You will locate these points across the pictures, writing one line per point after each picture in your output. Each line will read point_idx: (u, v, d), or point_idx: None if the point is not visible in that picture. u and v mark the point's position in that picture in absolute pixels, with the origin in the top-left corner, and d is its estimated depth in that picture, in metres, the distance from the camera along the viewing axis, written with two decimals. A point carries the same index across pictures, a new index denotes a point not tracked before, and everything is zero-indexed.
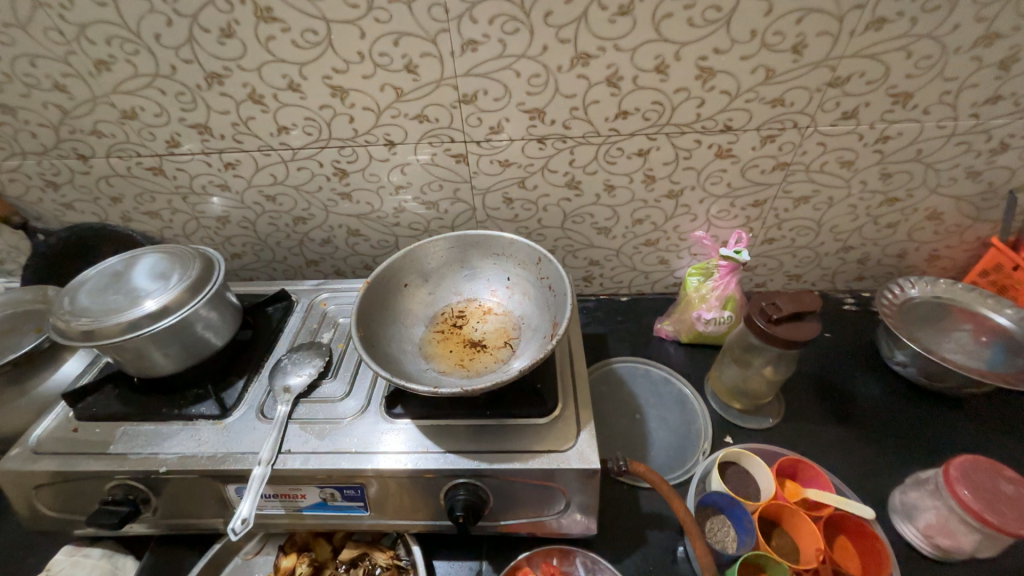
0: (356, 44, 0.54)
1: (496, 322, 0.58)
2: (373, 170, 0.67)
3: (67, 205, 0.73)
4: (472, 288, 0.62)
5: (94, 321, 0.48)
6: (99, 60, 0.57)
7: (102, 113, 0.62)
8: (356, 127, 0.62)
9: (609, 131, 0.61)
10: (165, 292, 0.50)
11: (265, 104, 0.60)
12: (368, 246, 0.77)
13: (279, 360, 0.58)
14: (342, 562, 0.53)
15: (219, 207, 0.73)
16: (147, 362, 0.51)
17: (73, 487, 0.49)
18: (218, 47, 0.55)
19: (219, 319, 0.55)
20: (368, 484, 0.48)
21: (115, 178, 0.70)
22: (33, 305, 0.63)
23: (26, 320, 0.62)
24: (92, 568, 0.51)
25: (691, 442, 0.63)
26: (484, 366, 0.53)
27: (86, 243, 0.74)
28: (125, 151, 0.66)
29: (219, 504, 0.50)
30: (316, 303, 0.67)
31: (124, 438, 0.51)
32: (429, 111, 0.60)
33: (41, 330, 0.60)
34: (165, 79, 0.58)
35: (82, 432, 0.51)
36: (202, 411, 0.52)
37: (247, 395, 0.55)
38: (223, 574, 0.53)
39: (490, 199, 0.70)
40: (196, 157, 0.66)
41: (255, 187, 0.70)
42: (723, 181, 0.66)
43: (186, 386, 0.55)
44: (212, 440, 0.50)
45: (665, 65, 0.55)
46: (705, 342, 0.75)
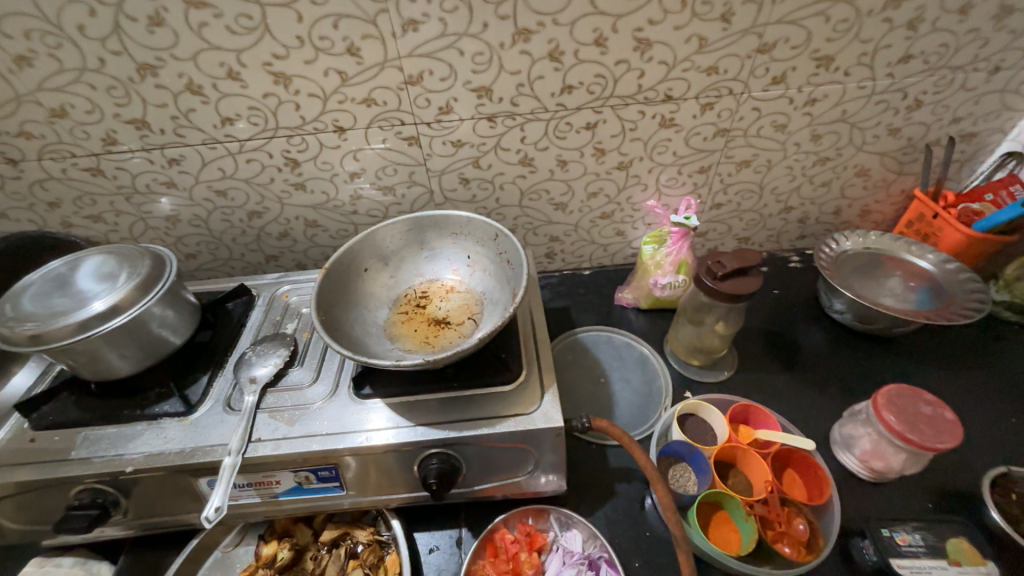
0: (294, 29, 0.54)
1: (457, 300, 0.60)
2: (325, 158, 0.66)
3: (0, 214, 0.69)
4: (433, 269, 0.63)
5: (39, 325, 0.46)
6: (17, 55, 0.54)
7: (27, 113, 0.59)
8: (303, 114, 0.61)
9: (557, 107, 0.63)
10: (114, 292, 0.49)
11: (205, 95, 0.59)
12: (327, 236, 0.77)
13: (244, 353, 0.57)
14: (324, 544, 0.54)
15: (167, 206, 0.71)
16: (102, 365, 0.50)
17: (36, 497, 0.48)
18: (148, 36, 0.53)
19: (175, 316, 0.54)
20: (342, 463, 0.49)
21: (49, 182, 0.66)
22: None
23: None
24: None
25: (652, 399, 0.66)
26: (448, 341, 0.55)
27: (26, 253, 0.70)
28: (58, 152, 0.63)
29: (192, 498, 0.50)
30: (277, 295, 0.67)
31: (85, 443, 0.50)
32: (376, 94, 0.60)
33: None
34: (94, 72, 0.56)
35: (40, 442, 0.50)
36: (165, 409, 0.52)
37: (213, 390, 0.54)
38: (204, 568, 0.53)
39: (446, 180, 0.70)
40: (137, 155, 0.64)
41: (204, 183, 0.68)
42: (669, 150, 0.69)
43: (147, 387, 0.55)
44: (179, 436, 0.49)
45: (604, 38, 0.57)
46: (665, 307, 0.79)
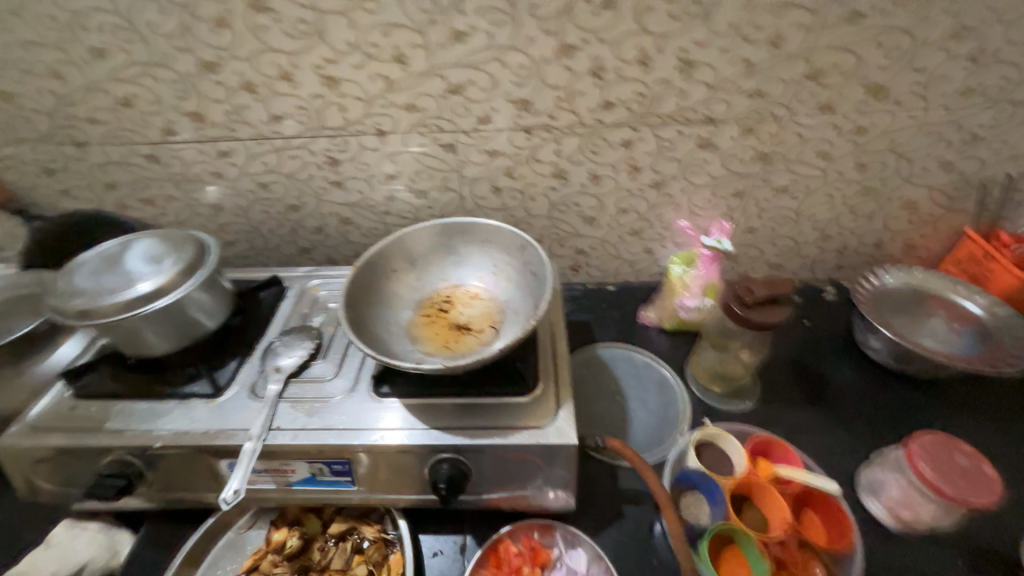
0: (347, 34, 0.56)
1: (479, 307, 0.60)
2: (363, 158, 0.68)
3: (63, 192, 0.74)
4: (458, 274, 0.63)
5: (90, 300, 0.49)
6: (95, 48, 0.58)
7: (97, 100, 0.63)
8: (347, 115, 0.63)
9: (594, 122, 0.63)
10: (159, 275, 0.52)
11: (258, 93, 0.62)
12: (358, 234, 0.79)
13: (271, 342, 0.59)
14: (331, 535, 0.55)
15: (213, 195, 0.74)
16: (141, 342, 0.53)
17: (71, 463, 0.51)
18: (211, 35, 0.57)
19: (212, 301, 0.57)
20: (356, 458, 0.50)
21: (110, 165, 0.71)
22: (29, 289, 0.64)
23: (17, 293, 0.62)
24: (87, 542, 0.53)
25: (669, 424, 0.65)
26: (468, 347, 0.55)
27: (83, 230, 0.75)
28: (120, 139, 0.68)
29: (212, 478, 0.51)
30: (307, 289, 0.69)
31: (120, 415, 0.52)
32: (418, 100, 0.62)
33: (37, 312, 0.60)
34: (160, 67, 0.60)
35: (79, 410, 0.53)
36: (195, 390, 0.54)
37: (240, 375, 0.56)
38: (216, 547, 0.54)
39: (478, 187, 0.71)
40: (190, 145, 0.68)
41: (249, 175, 0.71)
42: (705, 171, 0.68)
43: (180, 366, 0.57)
44: (205, 418, 0.51)
45: (647, 57, 0.57)
46: (689, 330, 0.77)
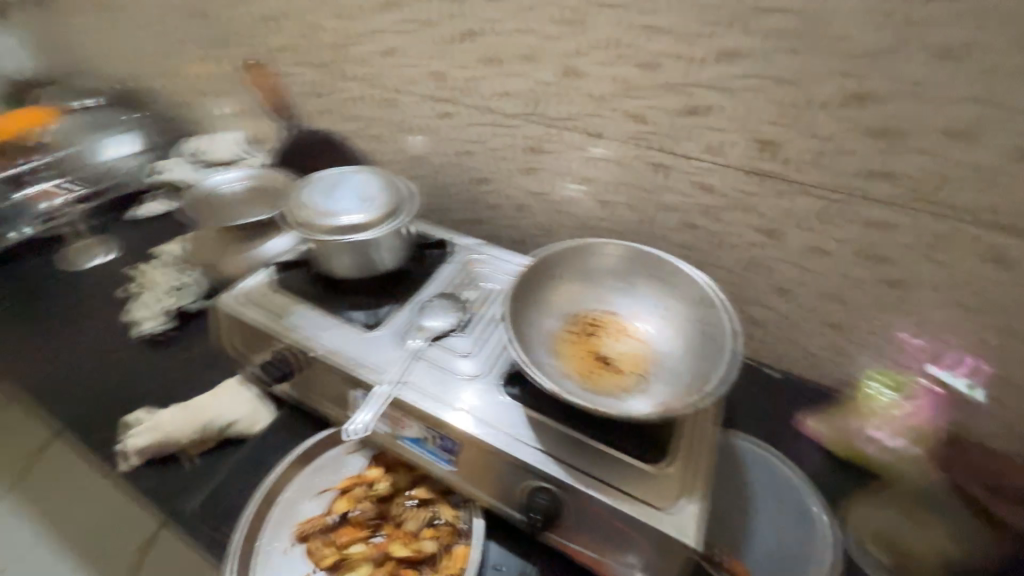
0: (607, 30, 0.54)
1: (633, 342, 0.54)
2: (566, 154, 0.66)
3: (319, 113, 0.88)
4: (619, 303, 0.58)
5: (314, 215, 0.58)
6: (390, 0, 0.66)
7: (372, 45, 0.73)
8: (569, 110, 0.62)
9: (851, 190, 0.51)
10: (367, 213, 0.58)
11: (499, 68, 0.64)
12: (528, 223, 0.78)
13: (425, 300, 0.62)
14: (414, 498, 0.57)
15: (422, 148, 0.80)
16: (334, 261, 0.62)
17: (256, 337, 0.61)
18: (484, 7, 0.60)
19: (395, 246, 0.63)
20: (463, 444, 0.50)
21: (358, 100, 0.82)
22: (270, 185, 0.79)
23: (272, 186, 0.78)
24: (243, 403, 0.63)
25: (800, 568, 0.53)
26: (606, 387, 0.50)
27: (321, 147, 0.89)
28: (374, 81, 0.77)
29: (342, 399, 0.57)
30: (469, 260, 0.69)
31: (298, 314, 0.61)
32: (648, 113, 0.57)
33: (271, 206, 0.74)
34: (430, 27, 0.65)
35: (274, 296, 0.63)
36: (356, 317, 0.60)
37: (391, 319, 0.60)
38: (324, 456, 0.60)
39: (670, 219, 0.64)
40: (423, 101, 0.74)
41: (458, 139, 0.75)
42: (985, 295, 0.51)
43: (351, 291, 0.64)
44: (355, 346, 0.57)
45: (970, 132, 0.43)
46: (865, 470, 0.61)
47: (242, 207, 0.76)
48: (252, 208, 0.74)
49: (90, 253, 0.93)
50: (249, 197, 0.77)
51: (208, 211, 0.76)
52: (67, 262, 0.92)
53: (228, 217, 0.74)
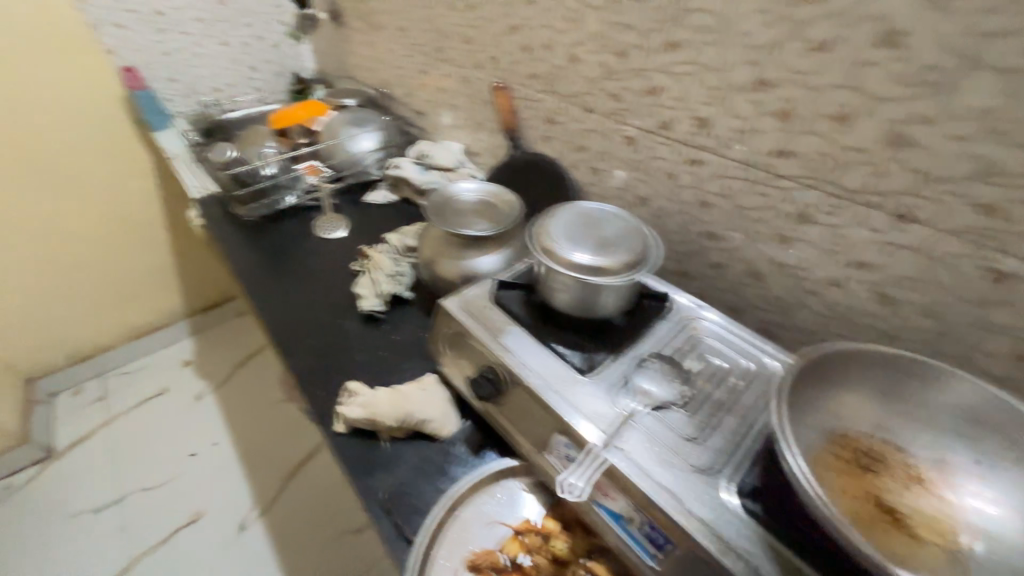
0: (978, 100, 0.44)
1: (942, 508, 0.41)
2: (846, 230, 0.57)
3: (547, 138, 0.91)
4: (906, 438, 0.46)
5: (556, 244, 0.58)
6: (673, 41, 0.64)
7: (632, 82, 0.71)
8: (876, 181, 0.53)
9: None
10: (607, 258, 0.56)
11: (790, 123, 0.57)
12: (755, 292, 0.69)
13: (643, 359, 0.57)
14: (590, 570, 0.53)
15: (648, 190, 0.76)
16: (554, 290, 0.61)
17: (468, 347, 0.63)
18: (797, 57, 0.54)
19: (618, 294, 0.59)
20: (681, 549, 0.43)
21: (594, 133, 0.81)
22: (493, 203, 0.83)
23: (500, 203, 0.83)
24: (436, 404, 0.65)
25: None
26: (900, 549, 0.38)
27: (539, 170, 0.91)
28: (620, 117, 0.75)
29: (541, 439, 0.55)
30: (690, 324, 0.63)
31: (511, 336, 0.61)
32: (1007, 204, 0.45)
33: (492, 226, 0.79)
34: (714, 71, 0.61)
35: (488, 311, 0.64)
36: (569, 359, 0.58)
37: (604, 369, 0.57)
38: (503, 485, 0.60)
39: (988, 338, 0.50)
40: (671, 144, 0.70)
41: (698, 189, 0.69)
42: None
43: (563, 326, 0.63)
44: (567, 389, 0.54)
45: None
46: None
47: (469, 216, 0.81)
48: (479, 220, 0.80)
49: (331, 224, 1.10)
50: (478, 210, 0.82)
51: (438, 207, 0.82)
52: (316, 230, 1.09)
53: (457, 223, 0.79)
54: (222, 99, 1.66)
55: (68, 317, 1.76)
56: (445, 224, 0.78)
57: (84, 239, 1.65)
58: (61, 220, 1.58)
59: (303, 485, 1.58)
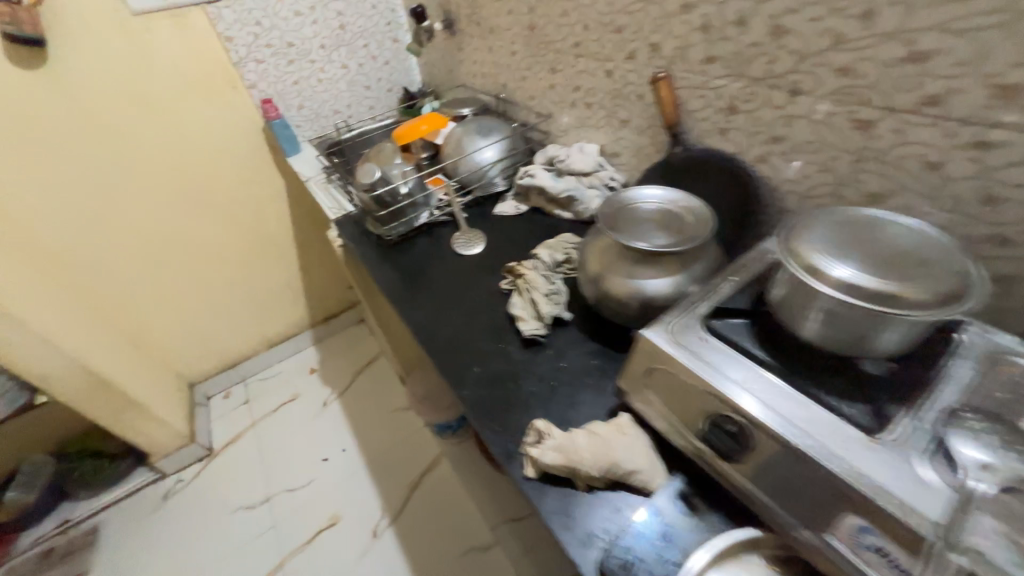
0: None
1: None
2: None
3: (723, 130, 0.79)
4: None
5: (824, 260, 0.47)
6: None
7: (877, 51, 0.56)
8: None
9: None
10: (901, 288, 0.44)
11: None
12: None
13: (955, 418, 0.43)
14: None
15: (887, 185, 0.62)
16: (802, 315, 0.50)
17: (688, 391, 0.53)
18: None
19: (907, 332, 0.46)
20: None
21: (800, 120, 0.67)
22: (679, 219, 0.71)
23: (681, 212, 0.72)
24: (642, 454, 0.57)
25: None
26: None
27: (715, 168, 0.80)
28: (849, 96, 0.61)
29: (819, 517, 0.43)
30: (1005, 368, 0.47)
31: (750, 378, 0.50)
32: None
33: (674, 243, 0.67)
34: None
35: (708, 344, 0.54)
36: (852, 416, 0.47)
37: (897, 427, 0.44)
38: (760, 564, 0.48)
39: None
40: (938, 124, 0.55)
41: (981, 180, 0.54)
42: None
43: (815, 368, 0.52)
44: (855, 453, 0.43)
45: None
46: None
47: (647, 227, 0.72)
48: (661, 232, 0.70)
49: (468, 239, 1.07)
50: (657, 219, 0.72)
51: (612, 210, 0.74)
52: (455, 246, 1.06)
53: (635, 235, 0.70)
54: (341, 121, 1.74)
55: (218, 332, 1.96)
56: (623, 235, 0.70)
57: (229, 260, 1.82)
58: (213, 245, 1.75)
59: (430, 493, 1.60)
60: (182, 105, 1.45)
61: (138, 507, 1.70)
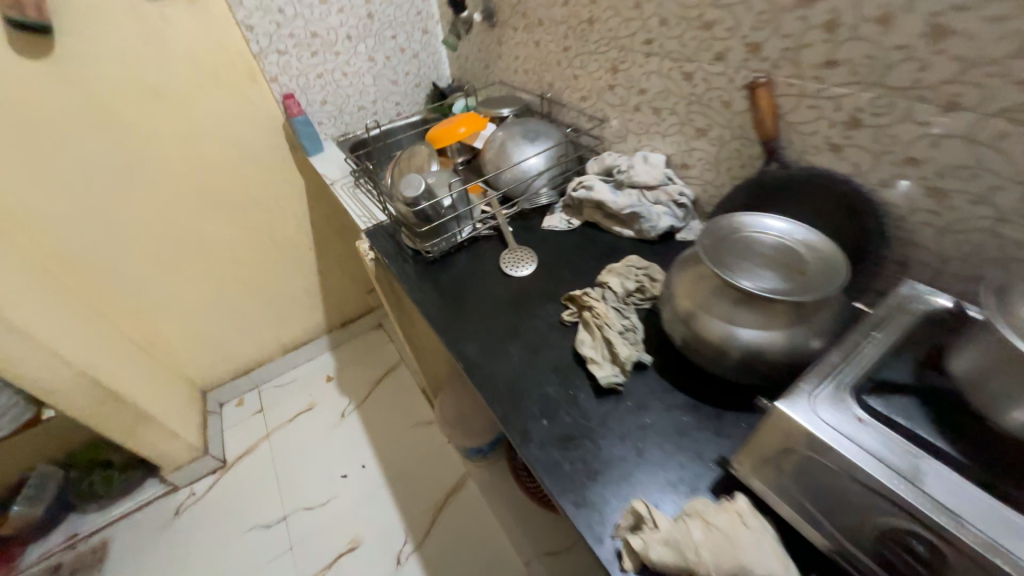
0: None
1: None
2: None
3: (837, 147, 0.67)
4: None
5: None
6: None
7: None
8: None
9: None
10: None
11: None
12: None
13: None
14: None
15: None
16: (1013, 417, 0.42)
17: (843, 489, 0.44)
18: None
19: None
20: None
21: (952, 141, 0.56)
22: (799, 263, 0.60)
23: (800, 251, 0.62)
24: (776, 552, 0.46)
25: None
26: None
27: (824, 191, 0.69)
28: None
29: None
30: None
31: (939, 483, 0.40)
32: None
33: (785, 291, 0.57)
34: None
35: (868, 430, 0.44)
36: None
37: None
38: None
39: None
40: None
41: None
42: None
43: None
44: None
45: None
46: None
47: (755, 264, 0.62)
48: (773, 272, 0.60)
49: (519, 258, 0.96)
50: (767, 255, 0.62)
51: (716, 236, 0.65)
52: (504, 266, 0.95)
53: (743, 274, 0.61)
54: (365, 118, 1.62)
55: (232, 338, 1.87)
56: (726, 271, 0.60)
57: (245, 263, 1.72)
58: (228, 249, 1.65)
59: (457, 516, 1.52)
60: (199, 100, 1.35)
61: (148, 522, 1.63)
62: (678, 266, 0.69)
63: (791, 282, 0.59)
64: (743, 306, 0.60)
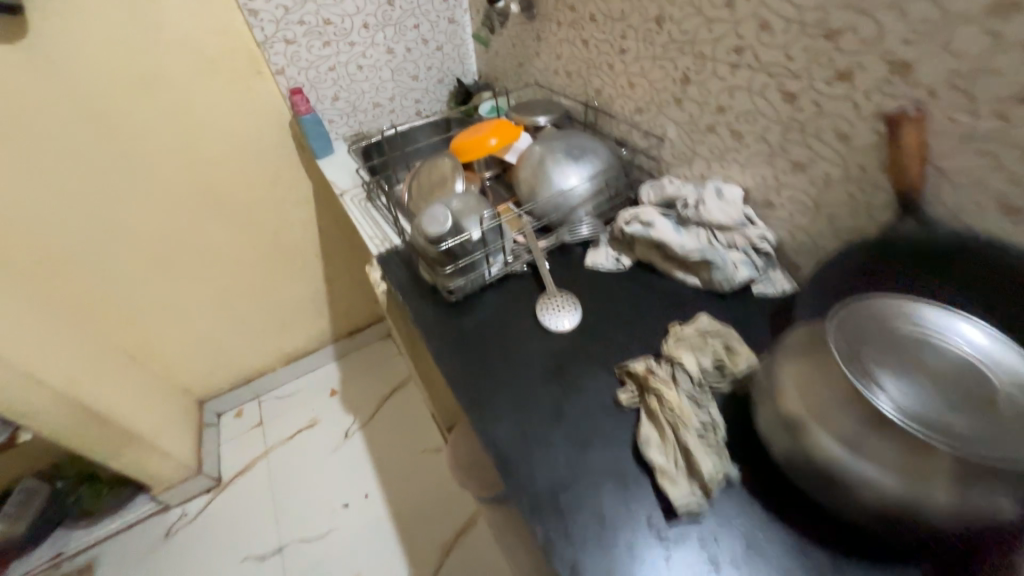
0: None
1: None
2: None
3: (1014, 210, 0.50)
4: None
5: None
6: None
7: None
8: None
9: None
10: None
11: None
12: None
13: None
14: None
15: None
16: None
17: None
18: None
19: None
20: None
21: None
22: (975, 395, 0.45)
23: (969, 377, 0.46)
24: None
25: None
26: None
27: (984, 266, 0.52)
28: None
29: None
30: None
31: None
32: None
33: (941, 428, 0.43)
34: None
35: None
36: None
37: None
38: None
39: None
40: None
41: None
42: None
43: None
44: None
45: None
46: None
47: (912, 375, 0.46)
48: (932, 395, 0.45)
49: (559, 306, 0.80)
50: (936, 370, 0.47)
51: (865, 326, 0.51)
52: (540, 314, 0.79)
53: (875, 370, 0.47)
54: (382, 117, 1.45)
55: (231, 348, 1.74)
56: (862, 373, 0.47)
57: (246, 271, 1.58)
58: (228, 255, 1.51)
59: (466, 559, 1.39)
60: (196, 93, 1.19)
61: (137, 544, 1.53)
62: (782, 355, 0.55)
63: (941, 408, 0.44)
64: (885, 434, 0.44)
